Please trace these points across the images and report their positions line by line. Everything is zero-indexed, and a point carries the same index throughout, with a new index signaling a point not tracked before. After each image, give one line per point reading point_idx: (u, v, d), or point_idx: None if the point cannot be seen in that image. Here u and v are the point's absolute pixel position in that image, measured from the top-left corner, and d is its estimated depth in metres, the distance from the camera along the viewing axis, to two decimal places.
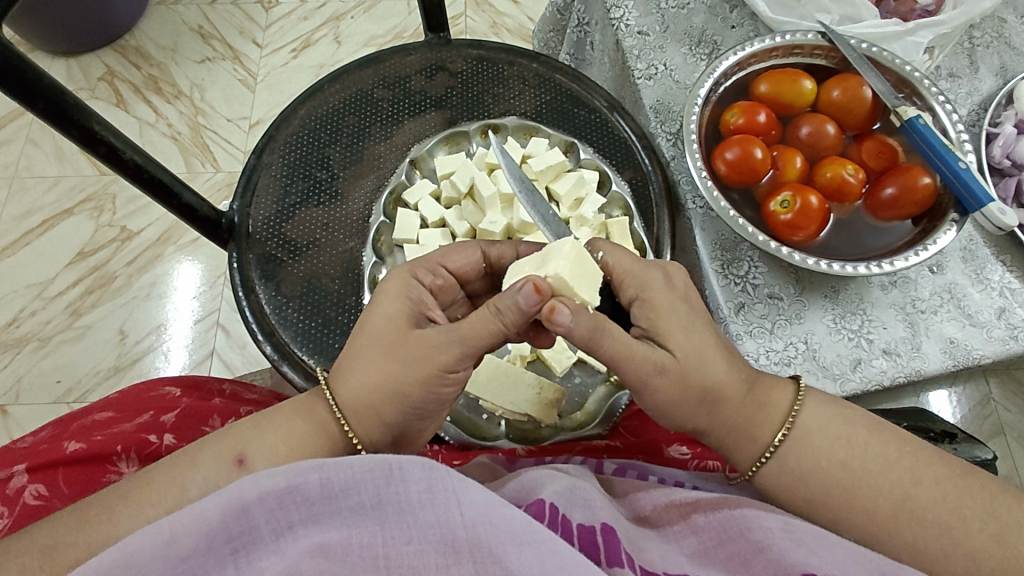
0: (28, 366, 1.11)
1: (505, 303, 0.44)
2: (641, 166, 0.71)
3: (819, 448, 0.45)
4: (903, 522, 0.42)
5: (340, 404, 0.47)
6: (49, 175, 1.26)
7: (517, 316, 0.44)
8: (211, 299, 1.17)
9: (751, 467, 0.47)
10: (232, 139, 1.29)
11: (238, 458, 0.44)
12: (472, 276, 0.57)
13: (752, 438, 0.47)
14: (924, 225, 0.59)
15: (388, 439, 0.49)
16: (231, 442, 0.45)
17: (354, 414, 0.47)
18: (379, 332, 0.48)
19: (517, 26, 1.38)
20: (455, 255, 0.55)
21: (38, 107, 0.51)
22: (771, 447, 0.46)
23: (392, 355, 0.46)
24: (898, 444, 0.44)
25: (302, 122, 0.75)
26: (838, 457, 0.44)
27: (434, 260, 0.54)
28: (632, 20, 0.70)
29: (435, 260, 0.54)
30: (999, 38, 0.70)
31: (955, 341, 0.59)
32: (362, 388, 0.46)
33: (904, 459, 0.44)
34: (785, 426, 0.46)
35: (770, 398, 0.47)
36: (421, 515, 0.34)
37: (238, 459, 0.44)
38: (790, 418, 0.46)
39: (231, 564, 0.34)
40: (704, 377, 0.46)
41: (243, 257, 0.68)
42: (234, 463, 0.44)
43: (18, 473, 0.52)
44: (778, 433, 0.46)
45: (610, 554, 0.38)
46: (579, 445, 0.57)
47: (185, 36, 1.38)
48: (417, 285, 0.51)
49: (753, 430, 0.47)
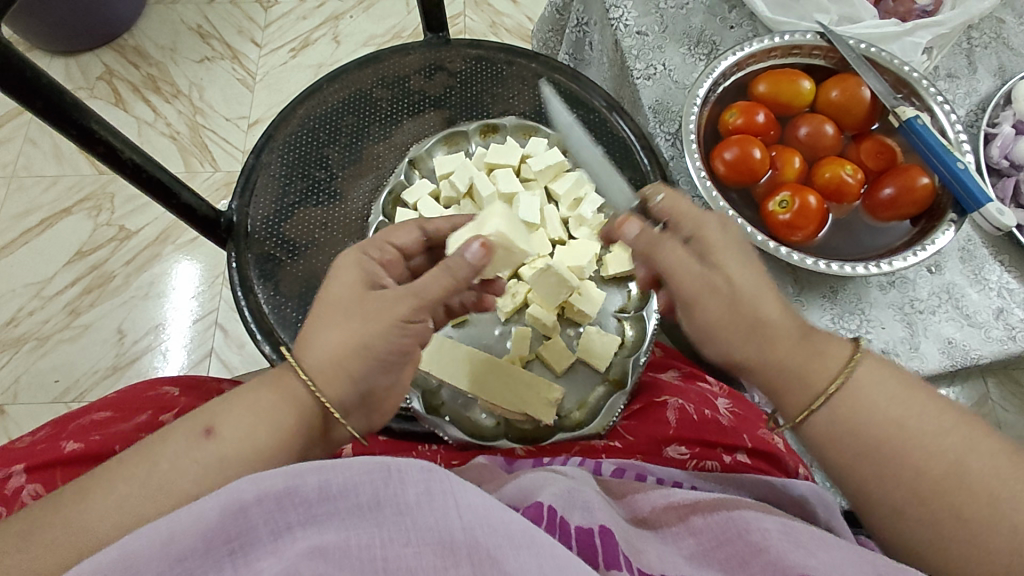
0: (26, 366, 1.11)
1: (453, 259, 0.48)
2: (640, 166, 0.69)
3: (875, 404, 0.43)
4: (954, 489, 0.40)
5: (304, 367, 0.46)
6: (48, 174, 1.26)
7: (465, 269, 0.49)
8: (210, 298, 1.17)
9: (801, 414, 0.45)
10: (231, 139, 1.29)
11: (205, 430, 0.43)
12: (415, 250, 0.59)
13: (806, 384, 0.44)
14: (923, 225, 0.59)
15: (356, 398, 0.48)
16: (199, 417, 0.44)
17: (321, 376, 0.45)
18: (337, 296, 0.48)
19: (516, 26, 1.38)
20: (398, 233, 0.58)
21: (37, 106, 0.51)
22: (827, 394, 0.43)
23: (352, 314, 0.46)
24: (955, 414, 0.42)
25: (301, 121, 0.75)
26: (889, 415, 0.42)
27: (380, 239, 0.56)
28: (632, 20, 0.70)
29: (381, 239, 0.56)
30: (997, 38, 0.70)
31: (953, 341, 0.59)
32: (327, 349, 0.46)
33: (959, 427, 0.41)
34: (840, 377, 0.43)
35: (825, 349, 0.45)
36: (419, 516, 0.34)
37: (205, 430, 0.43)
38: (847, 370, 0.43)
39: (229, 565, 0.33)
40: (747, 319, 0.45)
41: (242, 256, 0.68)
42: (201, 434, 0.43)
43: (17, 473, 0.52)
44: (831, 384, 0.43)
45: (608, 558, 0.38)
46: (577, 444, 0.57)
47: (184, 35, 1.38)
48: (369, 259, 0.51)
49: (801, 384, 0.44)
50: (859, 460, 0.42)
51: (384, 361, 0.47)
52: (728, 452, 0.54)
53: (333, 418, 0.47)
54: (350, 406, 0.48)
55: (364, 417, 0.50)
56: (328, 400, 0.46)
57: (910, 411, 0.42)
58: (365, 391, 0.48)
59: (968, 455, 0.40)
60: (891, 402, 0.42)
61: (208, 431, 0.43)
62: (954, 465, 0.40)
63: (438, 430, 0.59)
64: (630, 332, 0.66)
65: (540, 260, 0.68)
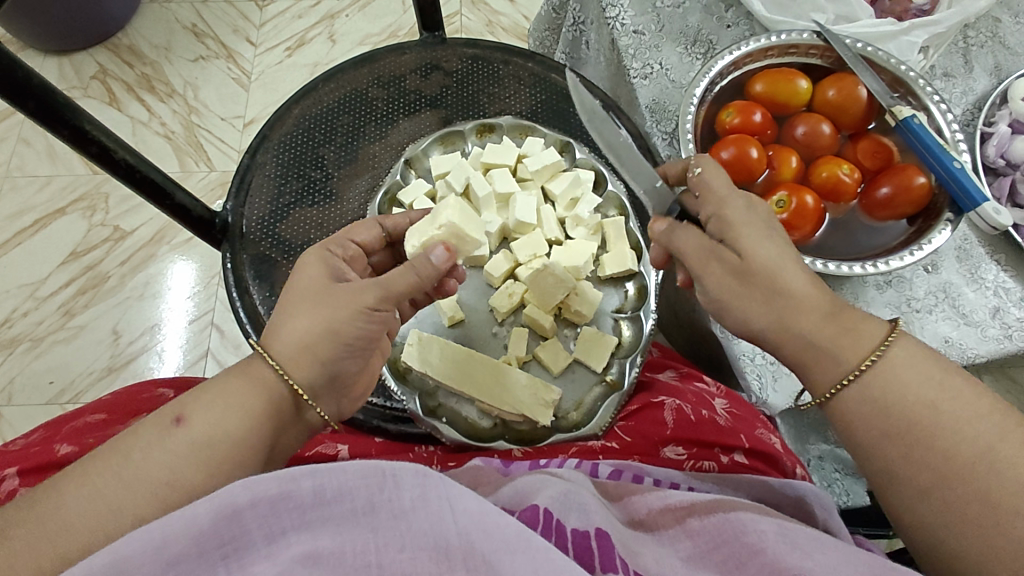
0: (21, 367, 1.11)
1: (421, 261, 0.52)
2: None
3: (907, 383, 0.43)
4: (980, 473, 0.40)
5: (273, 353, 0.47)
6: (42, 174, 1.25)
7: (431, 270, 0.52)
8: (205, 299, 1.16)
9: (829, 389, 0.45)
10: (226, 138, 1.29)
11: (176, 417, 0.43)
12: (376, 246, 0.61)
13: (833, 362, 0.45)
14: (919, 224, 0.59)
15: (325, 381, 0.50)
16: (170, 406, 0.44)
17: (292, 361, 0.47)
18: (302, 286, 0.51)
19: (513, 24, 1.37)
20: (359, 229, 0.59)
21: (29, 107, 0.51)
22: (856, 370, 0.44)
23: (321, 303, 0.49)
24: (990, 399, 0.42)
25: (296, 121, 0.74)
26: (912, 400, 0.42)
27: (342, 236, 0.58)
28: (628, 20, 0.70)
29: (344, 236, 0.58)
30: (994, 37, 0.70)
31: (950, 340, 0.59)
32: (296, 336, 0.48)
33: (993, 414, 0.41)
34: (871, 355, 0.43)
35: (858, 326, 0.45)
36: (414, 521, 0.35)
37: (175, 417, 0.43)
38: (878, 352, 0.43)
39: (222, 569, 0.33)
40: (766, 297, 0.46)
41: (237, 257, 0.68)
42: (171, 422, 0.43)
43: (9, 477, 0.52)
44: (862, 362, 0.44)
45: (604, 561, 0.38)
46: (575, 445, 0.57)
47: (178, 34, 1.37)
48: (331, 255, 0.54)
49: (837, 355, 0.45)
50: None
51: (349, 346, 0.50)
52: (725, 453, 0.54)
53: (303, 402, 0.49)
54: (320, 389, 0.50)
55: (333, 402, 0.52)
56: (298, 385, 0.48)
57: (906, 411, 0.42)
58: (334, 373, 0.50)
59: (964, 455, 0.40)
60: (901, 395, 0.42)
61: (204, 434, 0.42)
62: (961, 462, 0.40)
63: (436, 431, 0.58)
64: (626, 333, 0.66)
65: (536, 260, 0.67)
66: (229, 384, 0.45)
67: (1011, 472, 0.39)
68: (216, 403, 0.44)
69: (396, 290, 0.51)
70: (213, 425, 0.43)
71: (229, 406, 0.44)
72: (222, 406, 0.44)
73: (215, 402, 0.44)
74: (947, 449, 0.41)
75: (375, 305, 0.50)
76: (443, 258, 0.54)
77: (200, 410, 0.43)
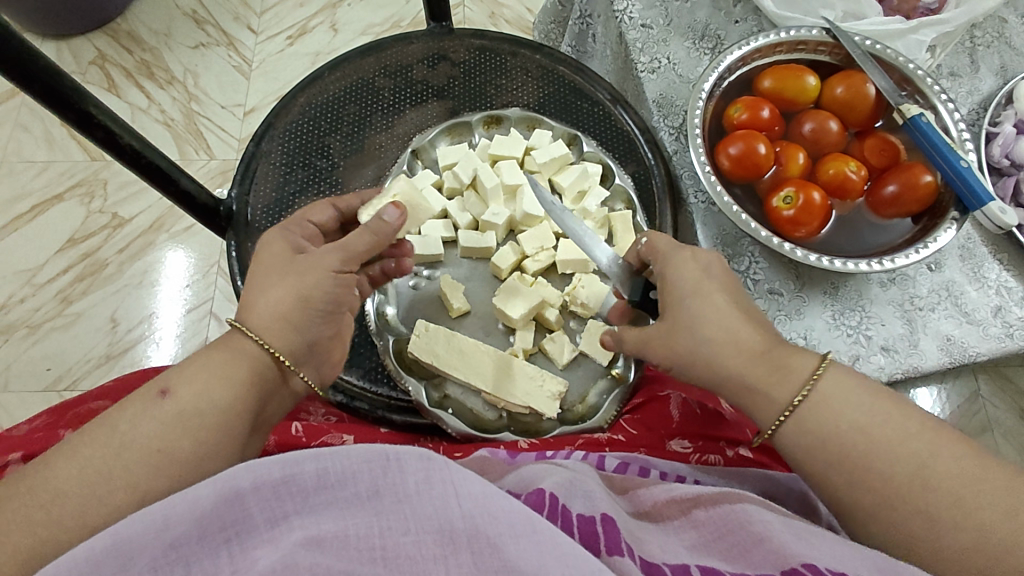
0: (17, 353, 1.10)
1: (375, 220, 0.54)
2: (644, 160, 0.70)
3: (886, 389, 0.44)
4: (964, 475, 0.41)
5: (256, 329, 0.48)
6: (39, 160, 1.23)
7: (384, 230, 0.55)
8: (204, 288, 1.15)
9: (770, 426, 0.46)
10: (226, 126, 1.28)
11: (163, 392, 0.43)
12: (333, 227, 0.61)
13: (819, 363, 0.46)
14: (924, 223, 0.60)
15: (305, 349, 0.50)
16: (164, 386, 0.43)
17: (280, 337, 0.48)
18: (298, 272, 0.50)
19: (516, 17, 1.37)
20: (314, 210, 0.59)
21: (34, 89, 0.50)
22: (788, 408, 0.45)
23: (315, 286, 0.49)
24: None
25: (302, 109, 0.74)
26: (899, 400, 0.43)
27: (299, 217, 0.58)
28: (636, 13, 0.69)
29: (300, 217, 0.58)
30: (1000, 38, 0.70)
31: (952, 338, 0.60)
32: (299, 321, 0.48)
33: None
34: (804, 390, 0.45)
35: None
36: (417, 505, 0.34)
37: (160, 391, 0.42)
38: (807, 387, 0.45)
39: (224, 553, 0.33)
40: None
41: (242, 245, 0.68)
42: (155, 396, 0.42)
43: (14, 461, 0.51)
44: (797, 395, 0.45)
45: (610, 544, 0.38)
46: (581, 438, 0.56)
47: (178, 21, 1.36)
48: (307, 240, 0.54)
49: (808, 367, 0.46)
50: (837, 460, 0.43)
51: (321, 312, 0.50)
52: (729, 446, 0.54)
53: (288, 370, 0.49)
54: (301, 356, 0.50)
55: (316, 371, 0.53)
56: (279, 351, 0.48)
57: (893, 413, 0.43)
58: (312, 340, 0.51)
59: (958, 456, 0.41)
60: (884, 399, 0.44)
61: (192, 407, 0.42)
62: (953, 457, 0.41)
63: (441, 423, 0.59)
64: None
65: (543, 253, 0.67)
66: (212, 360, 0.45)
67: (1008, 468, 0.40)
68: (207, 381, 0.43)
69: (356, 251, 0.53)
70: (203, 402, 0.43)
71: (232, 395, 0.44)
72: (223, 393, 0.44)
73: (202, 381, 0.44)
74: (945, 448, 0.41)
75: (340, 267, 0.52)
76: (394, 214, 0.56)
77: (187, 383, 0.43)
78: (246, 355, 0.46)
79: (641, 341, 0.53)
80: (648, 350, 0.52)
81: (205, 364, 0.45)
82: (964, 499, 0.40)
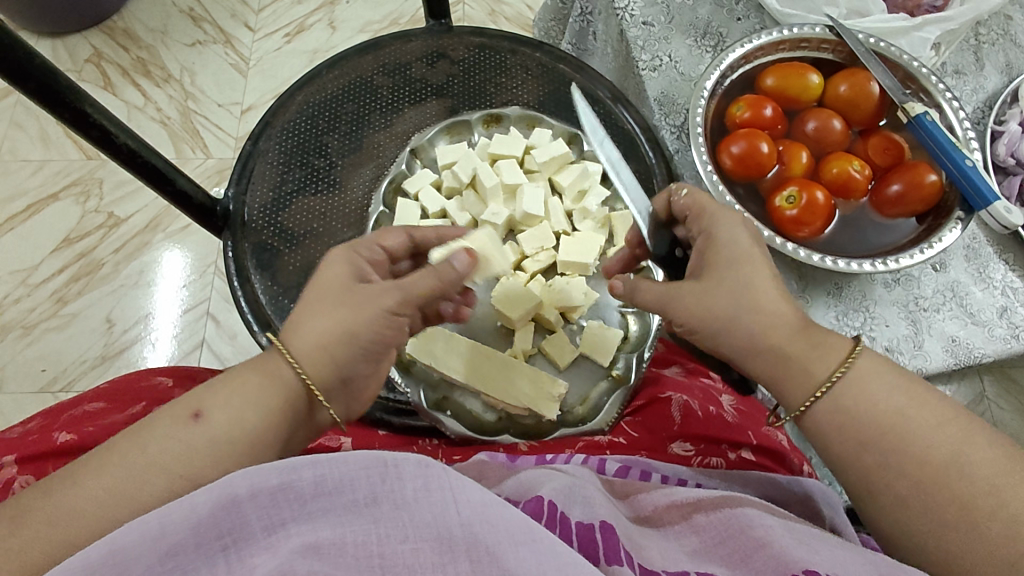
0: (12, 353, 1.09)
1: (443, 263, 0.51)
2: (645, 159, 0.69)
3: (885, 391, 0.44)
4: None
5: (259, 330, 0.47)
6: (34, 159, 1.22)
7: (452, 276, 0.51)
8: (200, 288, 1.14)
9: (803, 402, 0.45)
10: (223, 125, 1.27)
11: (194, 413, 0.42)
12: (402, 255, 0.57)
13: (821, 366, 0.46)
14: (929, 223, 0.59)
15: (338, 384, 0.48)
16: (186, 401, 0.43)
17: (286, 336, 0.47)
18: None
19: (515, 15, 1.36)
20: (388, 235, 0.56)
21: (29, 88, 0.49)
22: (827, 384, 0.44)
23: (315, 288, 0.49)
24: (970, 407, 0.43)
25: (300, 108, 0.73)
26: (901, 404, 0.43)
27: (371, 240, 0.55)
28: (637, 11, 0.69)
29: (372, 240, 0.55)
30: (1005, 35, 0.69)
31: (957, 339, 0.59)
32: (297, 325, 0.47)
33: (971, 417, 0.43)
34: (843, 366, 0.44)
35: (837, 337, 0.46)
36: (416, 512, 0.34)
37: (193, 413, 0.41)
38: (845, 365, 0.44)
39: (221, 562, 0.32)
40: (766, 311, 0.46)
41: (239, 246, 0.67)
42: (189, 418, 0.41)
43: (7, 465, 0.51)
44: (832, 374, 0.44)
45: (608, 553, 0.38)
46: (580, 441, 0.56)
47: (175, 18, 1.35)
48: (359, 260, 0.52)
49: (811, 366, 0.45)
50: None
51: (366, 350, 0.49)
52: (732, 449, 0.54)
53: (316, 402, 0.47)
54: (333, 391, 0.48)
55: (344, 405, 0.51)
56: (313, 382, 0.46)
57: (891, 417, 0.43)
58: (347, 377, 0.49)
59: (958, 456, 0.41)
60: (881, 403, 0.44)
61: (224, 434, 0.41)
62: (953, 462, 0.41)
63: (439, 426, 0.58)
64: (632, 327, 0.65)
65: (543, 253, 0.67)
66: (248, 382, 0.44)
67: (1004, 470, 0.40)
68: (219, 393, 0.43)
69: (416, 293, 0.49)
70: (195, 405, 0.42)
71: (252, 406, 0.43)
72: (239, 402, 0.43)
73: (236, 407, 0.43)
74: (944, 447, 0.41)
75: (395, 310, 0.49)
76: (465, 262, 0.52)
77: (221, 408, 0.42)
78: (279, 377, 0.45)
79: (664, 297, 0.50)
80: (673, 307, 0.50)
81: (240, 386, 0.44)
82: (964, 501, 0.39)
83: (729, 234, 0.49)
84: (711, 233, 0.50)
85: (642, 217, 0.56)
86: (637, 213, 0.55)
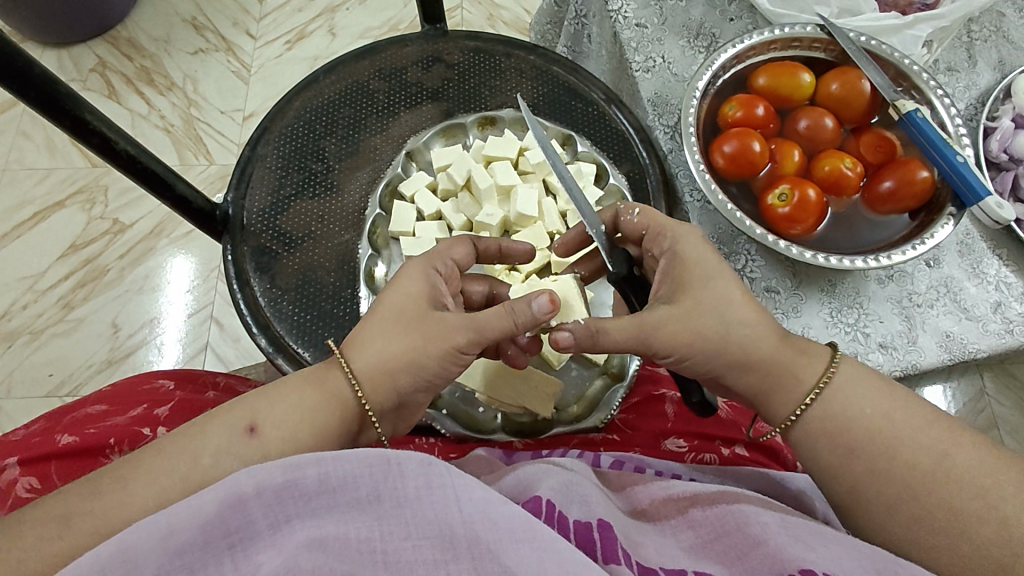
0: (21, 359, 1.10)
1: (519, 302, 0.48)
2: (639, 159, 0.71)
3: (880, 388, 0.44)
4: (955, 474, 0.41)
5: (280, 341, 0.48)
6: (41, 167, 1.24)
7: (527, 320, 0.49)
8: (205, 292, 1.16)
9: (792, 413, 0.46)
10: (226, 132, 1.28)
11: (249, 427, 0.43)
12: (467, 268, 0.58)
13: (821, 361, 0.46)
14: (922, 219, 0.60)
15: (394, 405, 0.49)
16: (240, 411, 0.44)
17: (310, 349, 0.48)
18: None
19: (513, 18, 1.37)
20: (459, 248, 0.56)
21: (30, 97, 0.50)
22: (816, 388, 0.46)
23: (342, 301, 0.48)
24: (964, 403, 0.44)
25: (298, 113, 0.74)
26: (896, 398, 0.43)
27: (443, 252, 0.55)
28: (631, 13, 0.69)
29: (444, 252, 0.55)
30: (997, 32, 0.70)
31: (952, 334, 0.59)
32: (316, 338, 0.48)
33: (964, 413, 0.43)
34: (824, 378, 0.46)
35: None
36: (418, 510, 0.34)
37: (249, 428, 0.43)
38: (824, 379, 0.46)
39: (227, 560, 0.33)
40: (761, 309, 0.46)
41: (238, 249, 0.68)
42: (244, 432, 0.43)
43: (11, 466, 0.52)
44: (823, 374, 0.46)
45: (607, 552, 0.38)
46: (575, 438, 0.57)
47: (178, 27, 1.37)
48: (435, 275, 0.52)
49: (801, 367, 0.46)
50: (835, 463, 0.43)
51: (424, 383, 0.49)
52: (727, 446, 0.55)
53: (368, 421, 0.49)
54: (386, 411, 0.49)
55: (391, 424, 0.52)
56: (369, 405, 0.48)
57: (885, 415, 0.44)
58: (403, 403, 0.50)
59: (943, 454, 0.42)
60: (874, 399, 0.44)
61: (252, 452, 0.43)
62: (945, 457, 0.42)
63: (434, 423, 0.60)
64: None
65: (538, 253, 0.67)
66: (304, 399, 0.45)
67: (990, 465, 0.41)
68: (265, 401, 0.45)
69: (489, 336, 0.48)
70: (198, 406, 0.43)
71: (304, 422, 0.44)
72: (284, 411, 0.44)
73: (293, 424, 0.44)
74: (927, 447, 0.42)
75: (462, 348, 0.48)
76: (546, 308, 0.48)
77: (275, 425, 0.44)
78: (336, 397, 0.46)
79: (639, 332, 0.47)
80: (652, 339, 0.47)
81: (296, 401, 0.45)
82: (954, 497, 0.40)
83: (694, 257, 0.49)
84: (677, 251, 0.50)
85: (601, 239, 0.54)
86: (592, 233, 0.53)
